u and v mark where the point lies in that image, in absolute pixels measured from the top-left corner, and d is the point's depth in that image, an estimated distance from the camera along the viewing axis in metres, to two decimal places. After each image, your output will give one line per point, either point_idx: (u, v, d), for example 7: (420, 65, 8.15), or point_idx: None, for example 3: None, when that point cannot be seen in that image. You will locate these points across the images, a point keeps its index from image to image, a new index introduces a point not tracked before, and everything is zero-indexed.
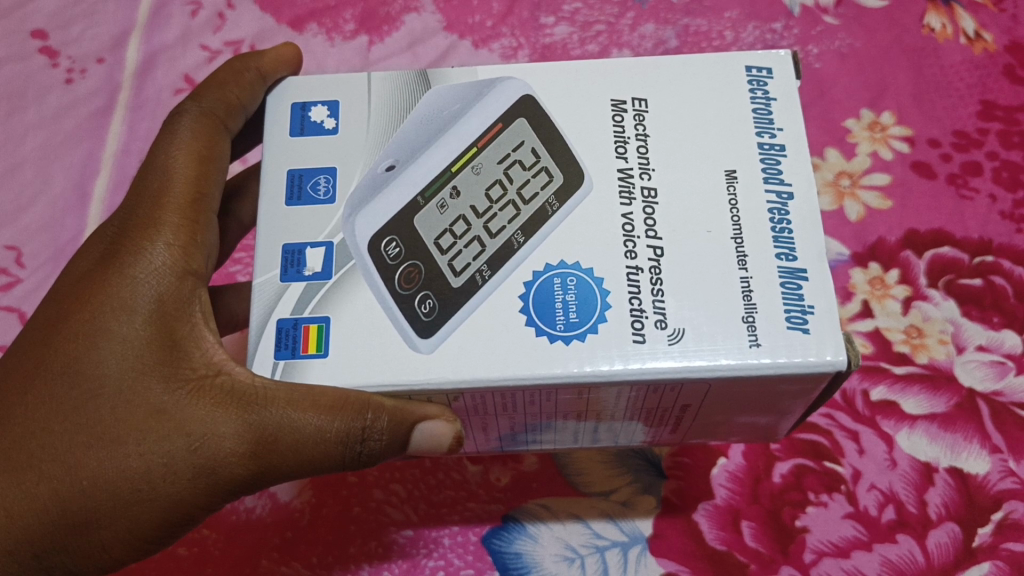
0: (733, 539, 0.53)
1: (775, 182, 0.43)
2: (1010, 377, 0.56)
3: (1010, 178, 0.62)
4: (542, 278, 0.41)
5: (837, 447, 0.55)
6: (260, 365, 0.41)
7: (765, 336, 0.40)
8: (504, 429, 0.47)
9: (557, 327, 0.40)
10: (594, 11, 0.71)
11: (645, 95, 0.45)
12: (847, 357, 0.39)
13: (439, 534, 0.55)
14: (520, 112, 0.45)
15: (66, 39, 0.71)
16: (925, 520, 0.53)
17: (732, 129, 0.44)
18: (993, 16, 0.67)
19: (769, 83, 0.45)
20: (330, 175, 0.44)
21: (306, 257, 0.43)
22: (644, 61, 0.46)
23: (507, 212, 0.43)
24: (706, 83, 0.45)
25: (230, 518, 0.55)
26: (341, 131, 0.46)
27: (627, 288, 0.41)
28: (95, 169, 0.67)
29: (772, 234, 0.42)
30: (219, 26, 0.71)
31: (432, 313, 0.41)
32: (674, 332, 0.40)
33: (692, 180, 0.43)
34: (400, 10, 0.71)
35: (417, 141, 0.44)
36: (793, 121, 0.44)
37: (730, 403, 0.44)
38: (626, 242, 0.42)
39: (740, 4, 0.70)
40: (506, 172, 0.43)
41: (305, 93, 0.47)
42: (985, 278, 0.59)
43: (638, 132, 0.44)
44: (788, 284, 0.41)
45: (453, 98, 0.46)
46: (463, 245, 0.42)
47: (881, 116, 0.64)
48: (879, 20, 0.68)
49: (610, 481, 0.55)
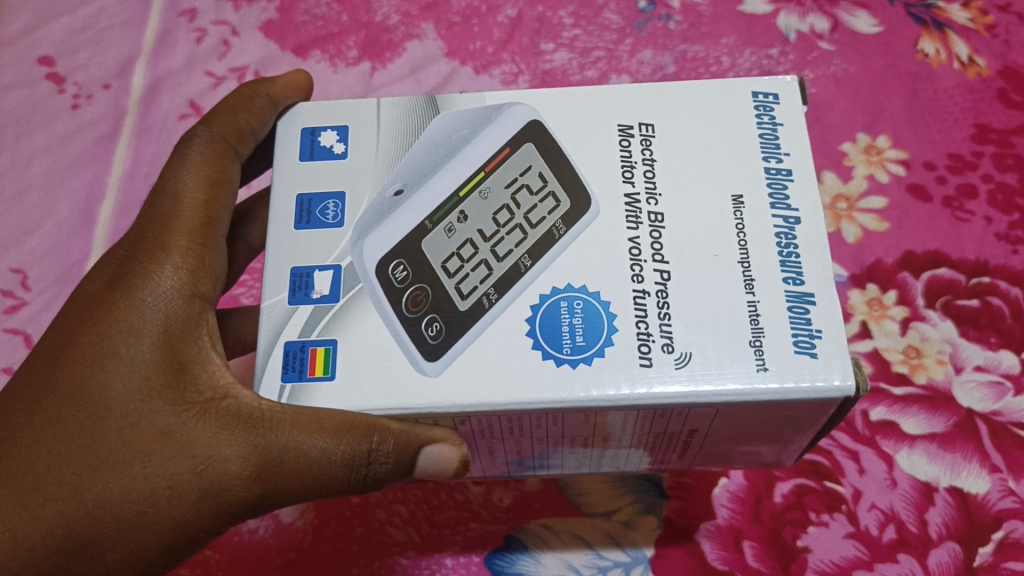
0: (734, 559, 0.54)
1: (782, 208, 0.43)
2: (1008, 398, 0.56)
3: (1005, 201, 0.63)
4: (548, 301, 0.42)
5: (838, 467, 0.55)
6: (265, 389, 0.42)
7: (773, 360, 0.40)
8: (510, 454, 0.47)
9: (563, 350, 0.41)
10: (593, 37, 0.72)
11: (651, 120, 0.46)
12: (855, 381, 0.39)
13: (442, 554, 0.55)
14: (527, 136, 0.45)
15: (72, 66, 0.72)
16: (926, 539, 0.53)
17: (738, 153, 0.45)
18: (985, 42, 0.69)
19: (775, 108, 0.46)
20: (339, 200, 0.45)
21: (314, 280, 0.43)
22: (649, 88, 0.47)
23: (514, 237, 0.43)
24: (711, 108, 0.46)
25: (233, 539, 0.56)
26: (350, 156, 0.46)
27: (634, 311, 0.41)
28: (100, 193, 0.68)
29: (779, 258, 0.42)
30: (224, 52, 0.72)
31: (439, 336, 0.41)
32: (681, 356, 0.40)
33: (697, 204, 0.44)
34: (402, 38, 0.72)
35: (425, 166, 0.45)
36: (799, 145, 0.45)
37: (742, 430, 0.44)
38: (633, 265, 0.42)
39: (736, 31, 0.71)
40: (512, 197, 0.44)
41: (315, 119, 0.48)
42: (982, 299, 0.59)
43: (645, 157, 0.45)
44: (796, 307, 0.41)
45: (460, 122, 0.46)
46: (470, 269, 0.43)
47: (877, 140, 0.65)
48: (874, 46, 0.69)
49: (612, 502, 0.55)
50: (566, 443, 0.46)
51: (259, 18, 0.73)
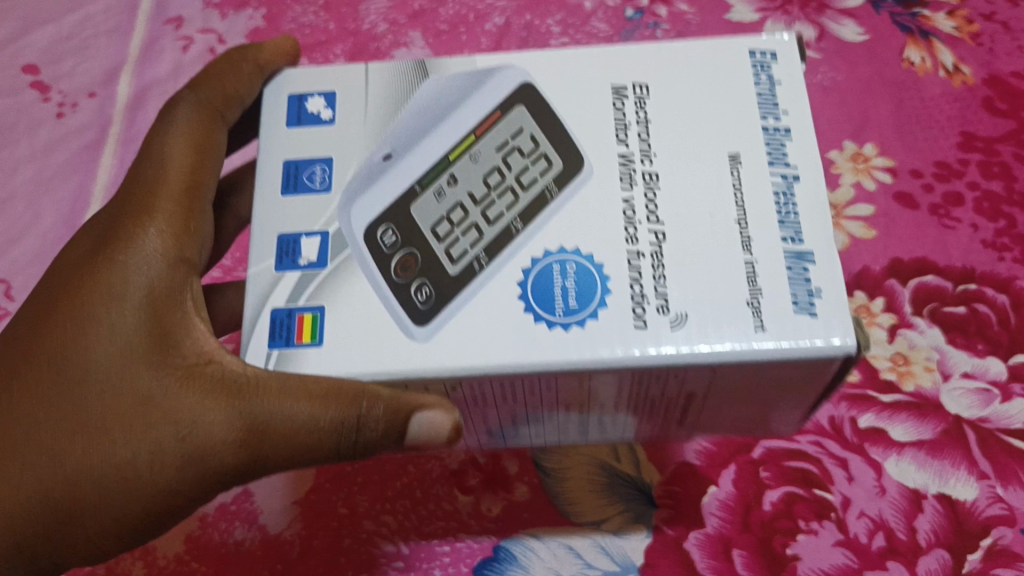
0: (724, 569, 0.52)
1: (780, 166, 0.42)
2: (996, 405, 0.56)
3: (992, 208, 0.63)
4: (543, 264, 0.41)
5: (827, 475, 0.54)
6: (252, 355, 0.41)
7: (771, 320, 0.39)
8: (503, 420, 0.47)
9: (556, 313, 0.40)
10: (580, 46, 0.72)
11: (646, 80, 0.45)
12: (855, 340, 0.38)
13: (430, 565, 0.54)
14: (520, 99, 0.44)
15: (58, 74, 0.72)
16: (915, 548, 0.52)
17: (735, 114, 0.44)
18: (972, 49, 0.69)
19: (772, 67, 0.45)
20: (327, 165, 0.44)
21: (301, 246, 0.43)
22: (642, 49, 0.46)
23: (505, 200, 0.42)
24: (707, 69, 0.45)
25: (220, 551, 0.54)
26: (338, 121, 0.46)
27: (629, 273, 0.40)
28: (85, 203, 0.67)
29: (778, 217, 0.41)
30: (209, 60, 0.72)
31: (429, 301, 0.40)
32: (676, 316, 0.39)
33: (693, 162, 0.43)
34: (390, 45, 0.72)
35: (417, 130, 0.44)
36: (796, 103, 0.44)
37: (732, 391, 0.43)
38: (627, 225, 0.41)
39: (724, 39, 0.71)
40: (504, 160, 0.43)
41: (303, 86, 0.47)
42: (969, 306, 0.59)
43: (639, 118, 0.44)
44: (795, 267, 0.40)
45: (453, 87, 0.46)
46: (461, 232, 0.42)
47: (864, 148, 0.66)
48: (861, 54, 0.70)
49: (601, 510, 0.54)
50: (559, 407, 0.45)
51: (246, 26, 0.73)
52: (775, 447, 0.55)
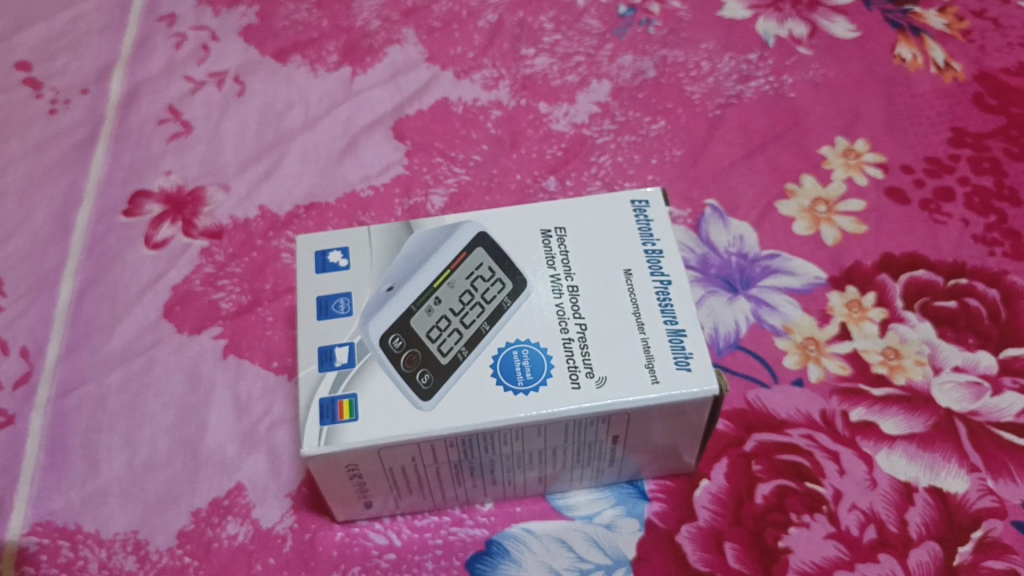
0: (716, 562, 0.51)
1: (658, 275, 0.50)
2: (986, 398, 0.56)
3: (982, 203, 0.63)
4: (504, 352, 0.47)
5: (818, 468, 0.54)
6: (303, 435, 0.45)
7: (662, 374, 0.47)
8: (456, 488, 0.52)
9: (518, 383, 0.47)
10: (572, 43, 0.72)
11: (564, 224, 0.52)
12: (718, 385, 0.46)
13: (422, 557, 0.53)
14: (478, 243, 0.50)
15: (50, 72, 0.72)
16: (906, 540, 0.52)
17: (625, 240, 0.51)
18: (961, 47, 0.71)
19: (648, 212, 0.52)
20: (348, 298, 0.49)
21: (335, 352, 0.48)
22: (556, 203, 0.53)
23: (475, 309, 0.48)
24: (597, 207, 0.53)
25: (211, 546, 0.53)
26: (353, 267, 0.50)
27: (566, 357, 0.47)
28: (78, 199, 0.66)
29: (659, 308, 0.49)
30: (203, 58, 0.72)
31: (431, 382, 0.46)
32: (599, 378, 0.47)
33: (606, 289, 0.50)
34: (383, 43, 0.72)
35: (409, 265, 0.50)
36: (666, 233, 0.51)
37: (656, 439, 0.50)
38: (560, 323, 0.48)
39: (715, 37, 0.72)
40: (472, 284, 0.49)
41: (321, 242, 0.52)
42: (960, 300, 0.59)
43: (561, 250, 0.51)
44: (673, 340, 0.48)
45: (431, 239, 0.51)
46: (449, 335, 0.48)
47: (855, 143, 0.66)
48: (851, 51, 0.71)
49: (594, 505, 0.54)
50: (532, 464, 0.50)
51: (239, 23, 0.74)
52: (766, 440, 0.55)
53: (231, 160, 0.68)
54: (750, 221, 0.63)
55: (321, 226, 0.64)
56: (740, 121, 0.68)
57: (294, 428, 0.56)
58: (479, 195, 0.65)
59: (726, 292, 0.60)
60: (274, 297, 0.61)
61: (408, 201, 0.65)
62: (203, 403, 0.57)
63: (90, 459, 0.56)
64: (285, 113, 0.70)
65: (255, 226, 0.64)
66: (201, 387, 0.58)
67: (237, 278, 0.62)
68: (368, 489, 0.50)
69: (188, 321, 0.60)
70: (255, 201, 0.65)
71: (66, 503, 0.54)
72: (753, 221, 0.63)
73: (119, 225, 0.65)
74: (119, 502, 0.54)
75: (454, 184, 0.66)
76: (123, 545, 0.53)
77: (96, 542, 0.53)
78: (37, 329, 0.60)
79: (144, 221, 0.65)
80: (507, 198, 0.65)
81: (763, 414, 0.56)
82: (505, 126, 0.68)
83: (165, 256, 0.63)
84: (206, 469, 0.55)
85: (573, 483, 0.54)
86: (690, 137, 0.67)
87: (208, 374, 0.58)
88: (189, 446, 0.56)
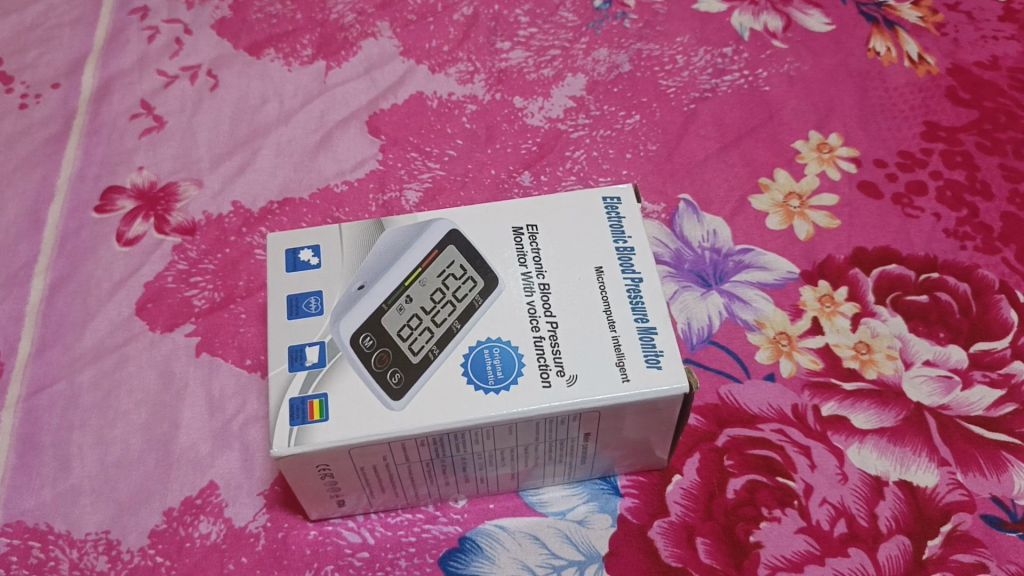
0: (688, 556, 0.52)
1: (630, 272, 0.50)
2: (956, 392, 0.56)
3: (954, 197, 0.63)
4: (475, 351, 0.47)
5: (790, 463, 0.54)
6: (273, 435, 0.45)
7: (633, 372, 0.47)
8: (429, 486, 0.52)
9: (489, 382, 0.47)
10: (548, 36, 0.72)
11: (536, 221, 0.52)
12: (688, 382, 0.46)
13: (396, 555, 0.53)
14: (450, 240, 0.50)
15: (21, 66, 0.71)
16: (876, 534, 0.52)
17: (597, 237, 0.51)
18: (935, 41, 0.71)
19: (620, 208, 0.53)
20: (319, 297, 0.49)
21: (306, 351, 0.47)
22: (528, 200, 0.53)
23: (446, 307, 0.48)
24: (570, 205, 0.53)
25: (184, 545, 0.53)
26: (324, 266, 0.50)
27: (537, 355, 0.47)
28: (50, 195, 0.65)
29: (630, 306, 0.49)
30: (176, 51, 0.72)
31: (402, 381, 0.46)
32: (570, 376, 0.47)
33: (577, 288, 0.50)
34: (357, 36, 0.72)
35: (380, 263, 0.49)
36: (638, 230, 0.52)
37: (627, 435, 0.50)
38: (531, 321, 0.48)
39: (691, 30, 0.72)
40: (444, 282, 0.49)
41: (291, 239, 0.51)
42: (931, 295, 0.60)
43: (533, 248, 0.51)
44: (644, 338, 0.48)
45: (402, 236, 0.50)
46: (419, 334, 0.47)
47: (829, 137, 0.66)
48: (825, 45, 0.71)
49: (568, 501, 0.54)
50: (504, 461, 0.50)
51: (212, 16, 0.73)
52: (738, 435, 0.55)
53: (204, 155, 0.67)
54: (724, 216, 0.63)
55: (295, 222, 0.64)
56: (715, 115, 0.68)
57: (266, 426, 0.56)
58: (454, 189, 0.65)
59: (699, 287, 0.60)
60: (247, 293, 0.61)
61: (382, 196, 0.65)
62: (175, 400, 0.57)
63: (62, 459, 0.55)
64: (259, 107, 0.69)
65: (229, 222, 0.64)
66: (174, 384, 0.58)
67: (210, 275, 0.62)
68: (340, 487, 0.50)
69: (161, 318, 0.60)
70: (227, 197, 0.65)
71: (37, 502, 0.54)
72: (727, 216, 0.63)
73: (91, 222, 0.64)
74: (91, 501, 0.54)
75: (428, 179, 0.66)
76: (95, 544, 0.53)
77: (67, 541, 0.53)
78: (8, 327, 0.60)
79: (117, 217, 0.65)
80: (482, 193, 0.65)
81: (735, 409, 0.56)
82: (480, 121, 0.68)
83: (137, 253, 0.63)
84: (179, 467, 0.55)
85: (546, 480, 0.54)
86: (665, 131, 0.67)
87: (181, 371, 0.58)
88: (162, 444, 0.56)
